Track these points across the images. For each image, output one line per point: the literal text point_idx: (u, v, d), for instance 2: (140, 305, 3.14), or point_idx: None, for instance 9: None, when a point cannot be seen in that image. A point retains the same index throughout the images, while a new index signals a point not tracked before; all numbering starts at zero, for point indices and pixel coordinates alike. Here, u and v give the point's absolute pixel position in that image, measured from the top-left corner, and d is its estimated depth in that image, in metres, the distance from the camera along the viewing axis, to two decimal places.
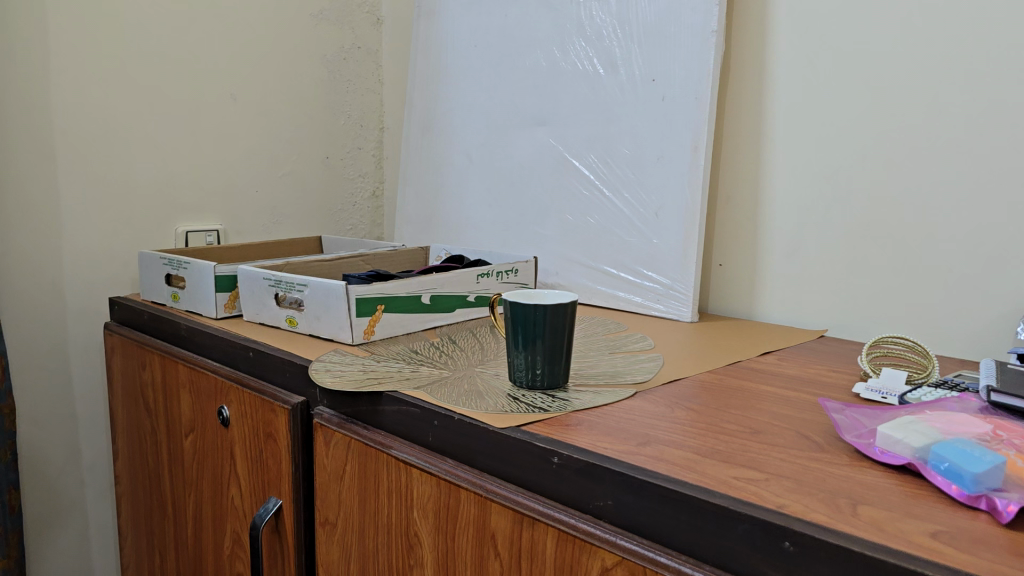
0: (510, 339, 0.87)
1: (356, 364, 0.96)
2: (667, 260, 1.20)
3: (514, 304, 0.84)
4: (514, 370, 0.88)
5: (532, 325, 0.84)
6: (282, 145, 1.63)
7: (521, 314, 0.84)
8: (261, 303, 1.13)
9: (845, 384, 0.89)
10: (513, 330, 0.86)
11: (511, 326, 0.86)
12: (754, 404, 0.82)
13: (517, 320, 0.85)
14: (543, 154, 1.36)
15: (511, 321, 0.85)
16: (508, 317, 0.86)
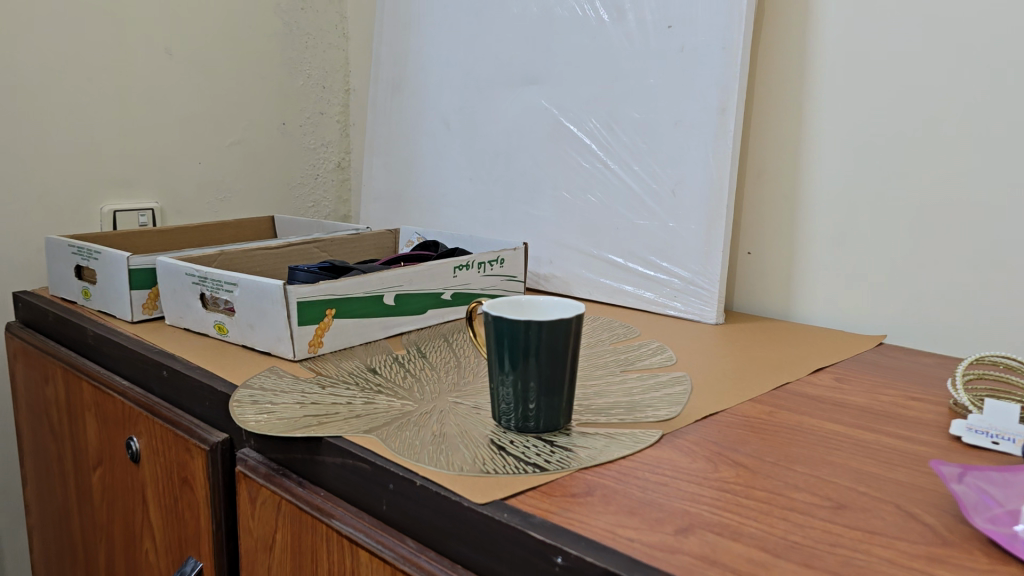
0: (493, 363, 0.65)
1: (295, 392, 0.73)
2: (686, 249, 0.98)
3: (498, 319, 0.62)
4: (498, 404, 0.66)
5: (522, 347, 0.62)
6: (229, 109, 1.39)
7: (508, 333, 0.62)
8: (185, 304, 0.91)
9: (933, 422, 0.68)
10: (497, 352, 0.63)
11: (494, 347, 0.64)
12: (824, 457, 0.61)
13: (502, 340, 0.62)
14: (533, 119, 1.14)
15: (495, 341, 0.63)
16: (490, 335, 0.64)
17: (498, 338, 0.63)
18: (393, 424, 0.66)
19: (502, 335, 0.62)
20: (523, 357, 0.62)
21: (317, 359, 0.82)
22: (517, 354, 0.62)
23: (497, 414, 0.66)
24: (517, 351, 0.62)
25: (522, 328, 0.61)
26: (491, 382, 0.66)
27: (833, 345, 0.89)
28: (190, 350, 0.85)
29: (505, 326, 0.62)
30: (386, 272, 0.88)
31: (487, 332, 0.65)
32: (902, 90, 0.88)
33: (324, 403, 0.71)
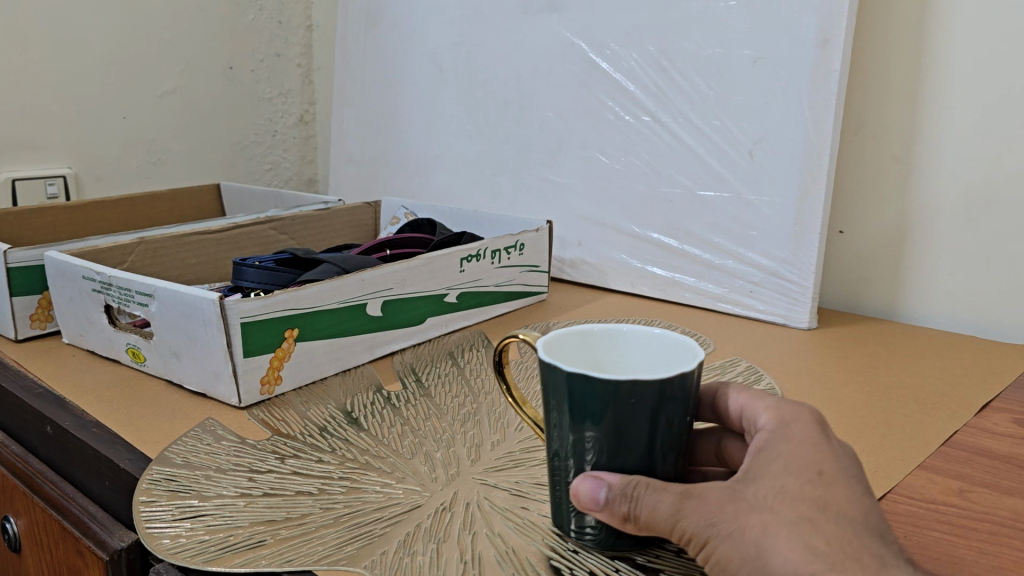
0: (561, 443, 0.38)
1: (237, 474, 0.48)
2: (769, 230, 0.74)
3: (582, 375, 0.35)
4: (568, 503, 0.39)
5: (627, 422, 0.35)
6: (161, 50, 1.09)
7: (598, 398, 0.35)
8: (86, 319, 0.65)
9: None
10: (574, 428, 0.37)
11: (568, 419, 0.37)
12: None
13: (590, 410, 0.35)
14: (554, 56, 0.88)
15: (574, 411, 0.36)
16: (559, 401, 0.37)
17: (579, 406, 0.36)
18: (394, 540, 0.41)
19: (588, 403, 0.35)
20: (628, 438, 0.36)
21: (274, 404, 0.57)
22: (615, 434, 0.36)
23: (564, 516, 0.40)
24: (617, 429, 0.35)
25: (631, 392, 0.35)
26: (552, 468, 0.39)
27: (979, 364, 0.66)
28: (90, 390, 0.59)
29: (596, 387, 0.35)
30: (369, 271, 0.62)
31: (548, 392, 0.37)
32: None
33: (282, 496, 0.45)
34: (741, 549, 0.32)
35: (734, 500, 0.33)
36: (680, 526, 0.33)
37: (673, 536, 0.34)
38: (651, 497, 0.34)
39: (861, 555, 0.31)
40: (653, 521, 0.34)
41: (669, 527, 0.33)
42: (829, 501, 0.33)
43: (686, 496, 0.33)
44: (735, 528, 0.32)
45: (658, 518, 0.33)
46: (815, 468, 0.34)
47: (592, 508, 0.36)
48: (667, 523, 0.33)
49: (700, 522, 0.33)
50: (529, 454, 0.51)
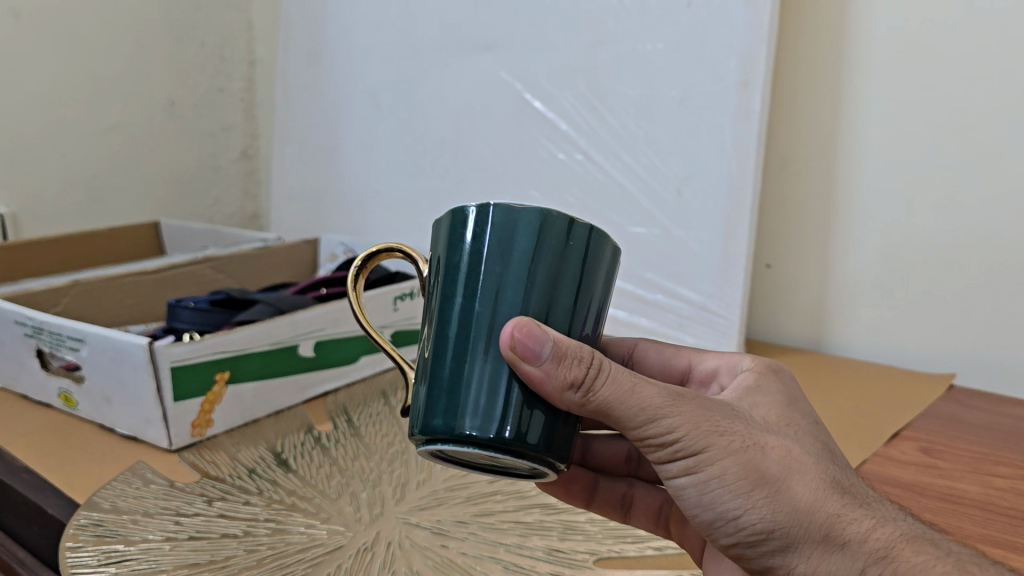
0: (464, 318, 0.33)
1: (164, 518, 0.48)
2: (695, 266, 0.77)
3: (509, 209, 0.32)
4: (455, 402, 0.33)
5: (555, 271, 0.32)
6: (103, 88, 1.08)
7: (524, 236, 0.32)
8: (18, 363, 0.65)
9: None
10: (488, 287, 0.32)
11: (480, 275, 0.32)
12: None
13: (512, 255, 0.32)
14: (489, 95, 0.90)
15: (493, 257, 0.32)
16: (474, 254, 0.32)
17: (499, 251, 0.32)
18: None
19: (514, 244, 0.32)
20: (552, 292, 0.32)
21: (205, 447, 0.58)
22: (538, 284, 0.32)
23: (440, 425, 0.33)
24: (544, 278, 0.32)
25: (563, 229, 0.32)
26: (437, 364, 0.34)
27: (892, 394, 0.69)
28: (20, 435, 0.59)
29: (523, 221, 0.32)
30: (300, 312, 0.63)
31: (450, 256, 0.33)
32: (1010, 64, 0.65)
33: (207, 539, 0.46)
34: (754, 468, 0.32)
35: (739, 421, 0.33)
36: (673, 421, 0.32)
37: (653, 426, 0.32)
38: (631, 380, 0.32)
39: (868, 498, 0.34)
40: (635, 404, 0.32)
41: (651, 411, 0.32)
42: (833, 450, 0.36)
43: (679, 395, 0.32)
44: (746, 443, 0.32)
45: (643, 402, 0.32)
46: (810, 419, 0.37)
47: (527, 367, 0.31)
48: (648, 406, 0.32)
49: (702, 426, 0.32)
50: (451, 493, 0.53)
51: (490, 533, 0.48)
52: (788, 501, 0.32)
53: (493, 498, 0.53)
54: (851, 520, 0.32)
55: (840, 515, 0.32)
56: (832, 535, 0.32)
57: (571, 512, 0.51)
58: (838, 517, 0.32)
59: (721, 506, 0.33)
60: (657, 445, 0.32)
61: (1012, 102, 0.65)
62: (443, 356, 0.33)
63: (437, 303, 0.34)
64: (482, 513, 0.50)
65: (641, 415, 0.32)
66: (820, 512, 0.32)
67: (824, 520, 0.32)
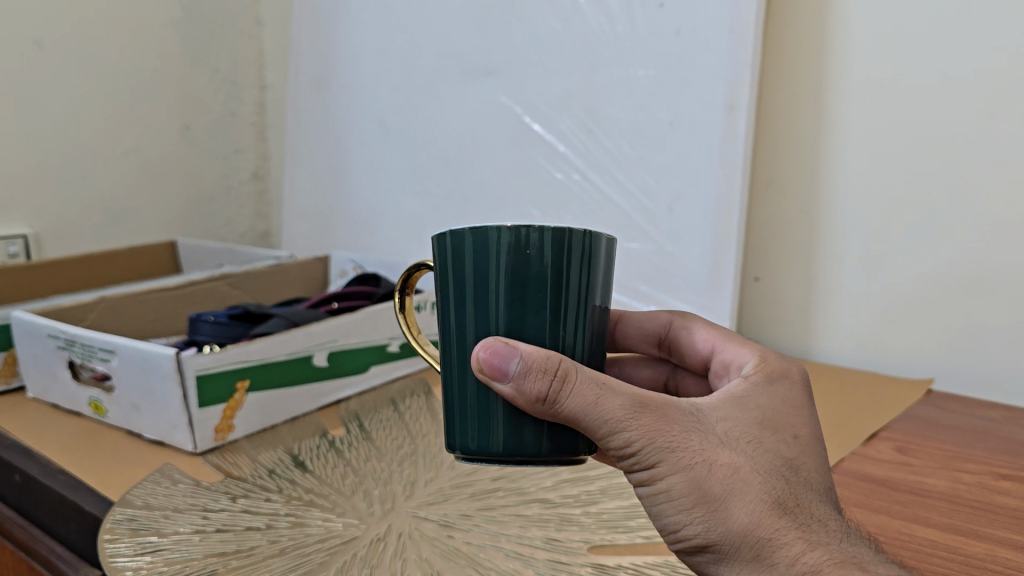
0: (457, 333, 0.38)
1: (192, 513, 0.53)
2: (687, 278, 0.81)
3: (471, 234, 0.36)
4: (480, 426, 0.38)
5: (521, 289, 0.36)
6: (122, 113, 1.13)
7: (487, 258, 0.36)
8: (50, 374, 0.69)
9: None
10: (467, 302, 0.37)
11: (460, 292, 0.37)
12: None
13: (478, 274, 0.36)
14: (490, 118, 0.94)
15: (467, 278, 0.37)
16: (451, 275, 0.37)
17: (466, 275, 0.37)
18: (333, 567, 0.47)
19: (481, 268, 0.36)
20: (523, 306, 0.36)
21: (227, 450, 0.62)
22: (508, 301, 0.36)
23: (474, 448, 0.38)
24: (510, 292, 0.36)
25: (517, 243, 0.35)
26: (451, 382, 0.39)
27: (875, 398, 0.73)
28: (55, 441, 0.63)
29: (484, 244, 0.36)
30: (314, 325, 0.68)
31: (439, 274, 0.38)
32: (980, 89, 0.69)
33: (233, 531, 0.50)
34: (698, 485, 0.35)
35: (697, 436, 0.36)
36: (630, 435, 0.35)
37: (612, 435, 0.36)
38: (596, 390, 0.36)
39: (820, 522, 0.35)
40: (598, 415, 0.35)
41: (609, 422, 0.35)
42: (797, 465, 0.37)
43: (639, 408, 0.35)
44: (696, 460, 0.35)
45: (604, 414, 0.35)
46: (783, 434, 0.38)
47: (495, 386, 0.36)
48: (607, 415, 0.35)
49: (655, 441, 0.35)
50: (456, 491, 0.57)
51: (492, 524, 0.52)
52: (726, 520, 0.35)
53: (495, 494, 0.57)
54: (783, 543, 0.34)
55: (772, 538, 0.34)
56: (762, 556, 0.34)
57: (568, 506, 0.55)
58: (770, 540, 0.34)
59: (672, 516, 0.36)
60: (618, 453, 0.36)
61: (980, 122, 0.70)
62: (452, 371, 0.39)
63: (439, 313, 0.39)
64: (485, 507, 0.55)
65: (601, 424, 0.36)
66: (755, 534, 0.34)
67: (755, 542, 0.34)
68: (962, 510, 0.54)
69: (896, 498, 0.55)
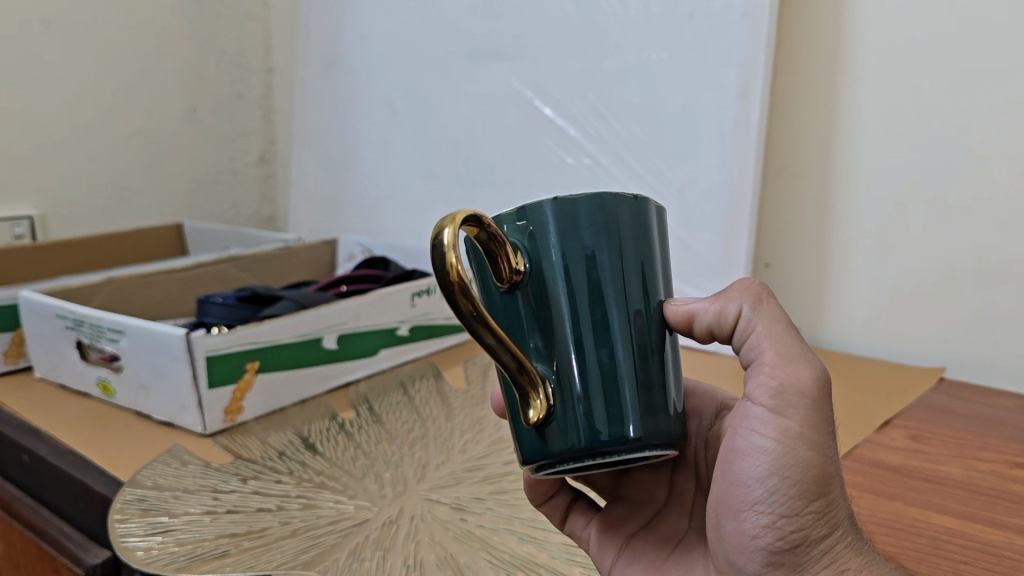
0: (639, 305, 0.34)
1: (203, 494, 0.52)
2: (696, 265, 0.81)
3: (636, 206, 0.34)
4: (650, 406, 0.33)
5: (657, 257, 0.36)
6: (127, 95, 1.12)
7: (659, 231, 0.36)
8: (58, 354, 0.69)
9: None
10: (635, 280, 0.33)
11: (648, 267, 0.34)
12: (941, 568, 0.45)
13: (645, 245, 0.34)
14: (500, 101, 0.94)
15: (653, 248, 0.35)
16: (628, 248, 0.33)
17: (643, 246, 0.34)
18: (346, 549, 0.46)
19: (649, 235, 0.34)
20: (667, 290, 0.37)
21: (236, 432, 0.62)
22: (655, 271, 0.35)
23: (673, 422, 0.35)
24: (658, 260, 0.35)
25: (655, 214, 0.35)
26: (594, 367, 0.33)
27: (888, 385, 0.73)
28: (63, 421, 0.63)
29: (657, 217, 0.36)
30: (324, 307, 0.67)
31: (612, 244, 0.33)
32: (997, 77, 0.69)
33: (244, 512, 0.50)
34: (833, 468, 0.34)
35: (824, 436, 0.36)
36: (818, 385, 0.34)
37: (801, 371, 0.34)
38: (794, 329, 0.35)
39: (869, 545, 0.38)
40: (793, 349, 0.34)
41: (801, 358, 0.34)
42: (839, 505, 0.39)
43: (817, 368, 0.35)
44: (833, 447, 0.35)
45: (798, 350, 0.34)
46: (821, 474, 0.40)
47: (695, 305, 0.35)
48: (803, 348, 0.35)
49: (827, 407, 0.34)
50: (469, 474, 0.57)
51: (505, 508, 0.52)
52: (833, 515, 0.34)
53: (508, 478, 0.56)
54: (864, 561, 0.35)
55: (856, 553, 0.35)
56: (840, 565, 0.34)
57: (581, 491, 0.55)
58: (853, 551, 0.34)
59: (786, 479, 0.33)
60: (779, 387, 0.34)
61: (999, 112, 0.69)
62: (603, 356, 0.33)
63: (581, 299, 0.33)
64: (498, 491, 0.54)
65: (794, 348, 0.35)
66: (840, 540, 0.34)
67: (843, 548, 0.34)
68: (979, 499, 0.53)
69: (913, 485, 0.55)
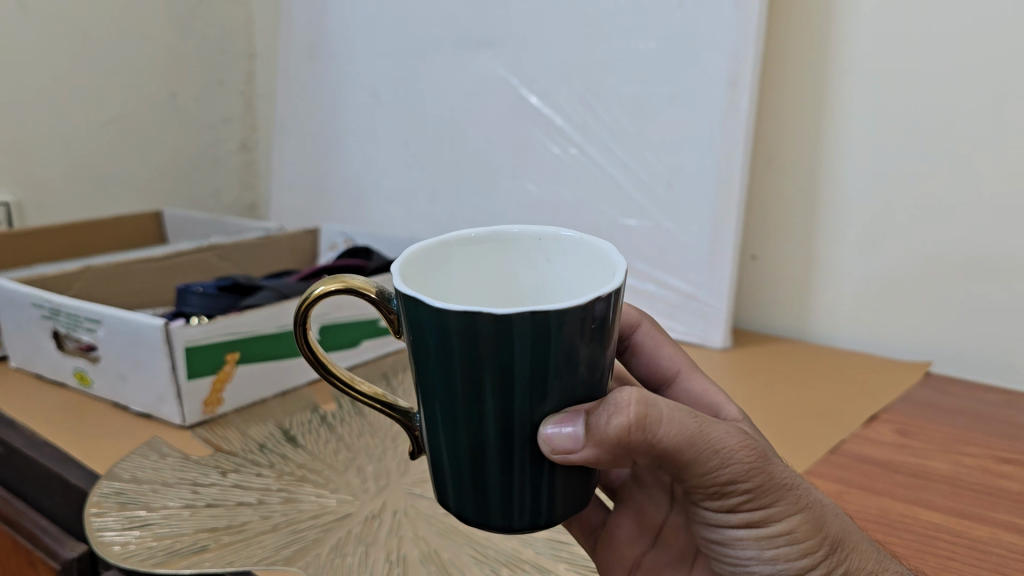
0: (467, 419, 0.32)
1: (182, 487, 0.51)
2: (685, 258, 0.80)
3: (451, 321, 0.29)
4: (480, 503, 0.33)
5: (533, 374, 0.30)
6: (106, 80, 1.10)
7: (543, 344, 0.29)
8: (34, 344, 0.67)
9: None
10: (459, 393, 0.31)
11: (479, 379, 0.30)
12: (928, 564, 0.45)
13: (476, 366, 0.30)
14: (486, 89, 0.92)
15: (491, 357, 0.30)
16: (446, 362, 0.31)
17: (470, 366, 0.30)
18: (329, 544, 0.46)
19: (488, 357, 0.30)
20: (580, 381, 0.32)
21: (216, 424, 0.61)
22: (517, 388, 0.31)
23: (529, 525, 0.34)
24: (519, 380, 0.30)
25: (511, 332, 0.29)
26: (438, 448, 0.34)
27: (875, 379, 0.73)
28: (39, 411, 0.62)
29: (545, 330, 0.29)
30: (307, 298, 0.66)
31: (421, 338, 0.31)
32: (989, 69, 0.68)
33: (224, 506, 0.49)
34: (815, 514, 0.37)
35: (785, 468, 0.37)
36: (749, 466, 0.35)
37: (733, 461, 0.35)
38: (695, 423, 0.34)
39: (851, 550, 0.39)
40: (710, 445, 0.34)
41: (724, 445, 0.35)
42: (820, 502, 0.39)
43: (745, 434, 0.36)
44: (797, 485, 0.37)
45: (716, 443, 0.34)
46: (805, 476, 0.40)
47: (573, 451, 0.32)
48: (714, 438, 0.34)
49: (770, 470, 0.36)
50: None
51: None
52: (838, 544, 0.37)
53: None
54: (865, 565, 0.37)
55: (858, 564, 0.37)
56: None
57: None
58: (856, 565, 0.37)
59: (775, 549, 0.37)
60: (724, 484, 0.35)
61: (989, 105, 0.68)
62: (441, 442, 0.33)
63: (422, 387, 0.33)
64: None
65: (709, 446, 0.34)
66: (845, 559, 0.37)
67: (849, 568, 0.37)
68: (966, 494, 0.53)
69: (900, 480, 0.55)
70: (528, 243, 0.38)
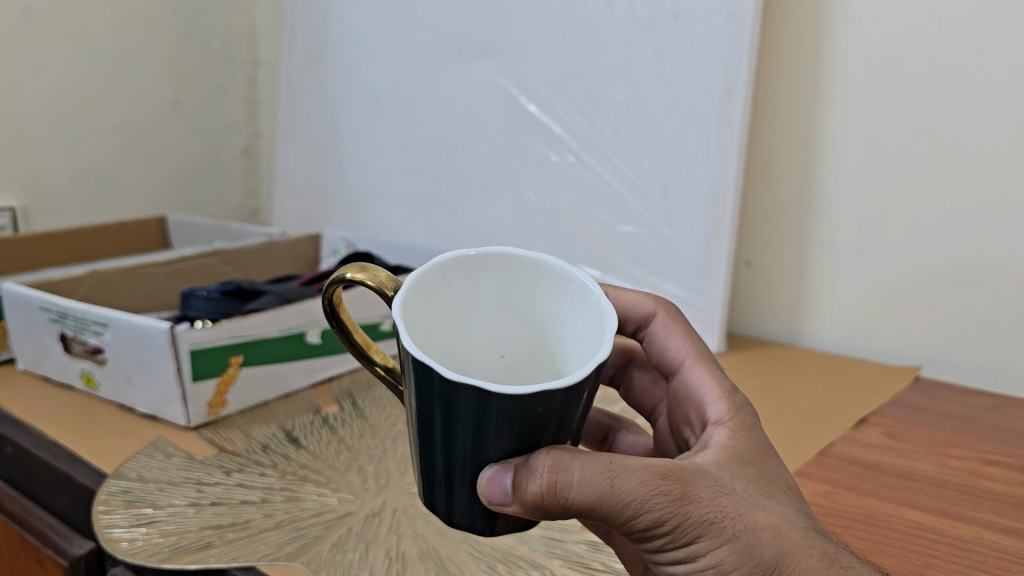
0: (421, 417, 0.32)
1: (187, 486, 0.53)
2: (681, 264, 0.82)
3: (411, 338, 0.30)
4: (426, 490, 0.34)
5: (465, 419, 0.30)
6: (111, 87, 1.12)
7: (468, 406, 0.29)
8: (41, 346, 0.69)
9: (1018, 495, 0.54)
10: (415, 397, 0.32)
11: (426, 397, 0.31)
12: (912, 562, 0.46)
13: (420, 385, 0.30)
14: (485, 98, 0.94)
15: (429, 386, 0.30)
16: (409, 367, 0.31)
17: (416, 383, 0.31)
18: (330, 541, 0.47)
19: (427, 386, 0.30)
20: (528, 436, 0.30)
21: (220, 425, 0.62)
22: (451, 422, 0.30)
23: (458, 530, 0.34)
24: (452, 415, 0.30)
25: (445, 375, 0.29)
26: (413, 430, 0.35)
27: (865, 383, 0.74)
28: (47, 412, 0.63)
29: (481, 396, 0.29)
30: (309, 302, 0.67)
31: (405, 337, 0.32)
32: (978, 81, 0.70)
33: (228, 505, 0.50)
34: (752, 550, 0.32)
35: (726, 498, 0.33)
36: (661, 513, 0.32)
37: (644, 511, 0.32)
38: (605, 477, 0.32)
39: None
40: (619, 499, 0.32)
41: (633, 497, 0.32)
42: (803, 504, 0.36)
43: (661, 474, 0.32)
44: (732, 514, 0.33)
45: (625, 496, 0.32)
46: None
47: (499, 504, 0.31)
48: (621, 490, 0.32)
49: (690, 516, 0.32)
50: None
51: None
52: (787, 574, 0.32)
53: None
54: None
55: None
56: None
57: None
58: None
59: None
60: (646, 531, 0.33)
61: (977, 114, 0.70)
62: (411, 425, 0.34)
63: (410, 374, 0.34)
64: None
65: (620, 500, 0.32)
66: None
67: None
68: (951, 494, 0.54)
69: (887, 481, 0.56)
70: (554, 277, 0.35)
